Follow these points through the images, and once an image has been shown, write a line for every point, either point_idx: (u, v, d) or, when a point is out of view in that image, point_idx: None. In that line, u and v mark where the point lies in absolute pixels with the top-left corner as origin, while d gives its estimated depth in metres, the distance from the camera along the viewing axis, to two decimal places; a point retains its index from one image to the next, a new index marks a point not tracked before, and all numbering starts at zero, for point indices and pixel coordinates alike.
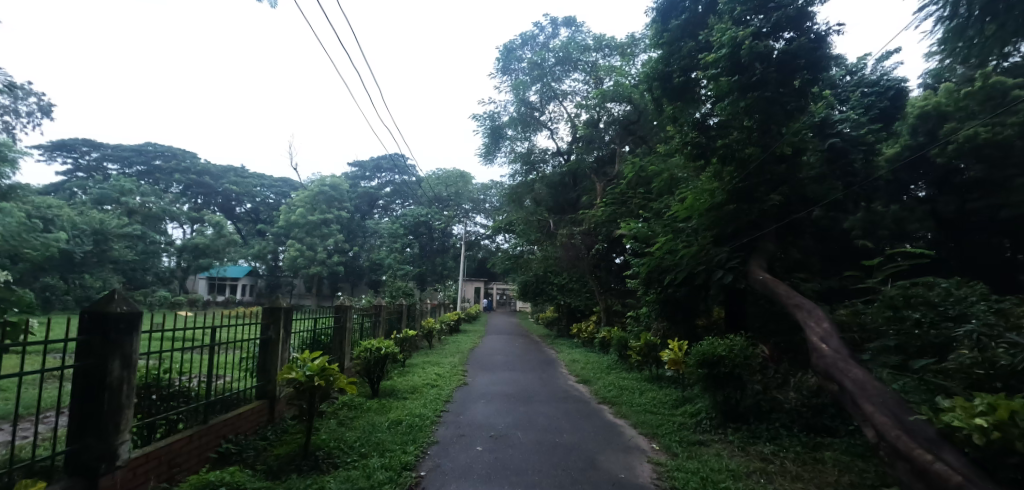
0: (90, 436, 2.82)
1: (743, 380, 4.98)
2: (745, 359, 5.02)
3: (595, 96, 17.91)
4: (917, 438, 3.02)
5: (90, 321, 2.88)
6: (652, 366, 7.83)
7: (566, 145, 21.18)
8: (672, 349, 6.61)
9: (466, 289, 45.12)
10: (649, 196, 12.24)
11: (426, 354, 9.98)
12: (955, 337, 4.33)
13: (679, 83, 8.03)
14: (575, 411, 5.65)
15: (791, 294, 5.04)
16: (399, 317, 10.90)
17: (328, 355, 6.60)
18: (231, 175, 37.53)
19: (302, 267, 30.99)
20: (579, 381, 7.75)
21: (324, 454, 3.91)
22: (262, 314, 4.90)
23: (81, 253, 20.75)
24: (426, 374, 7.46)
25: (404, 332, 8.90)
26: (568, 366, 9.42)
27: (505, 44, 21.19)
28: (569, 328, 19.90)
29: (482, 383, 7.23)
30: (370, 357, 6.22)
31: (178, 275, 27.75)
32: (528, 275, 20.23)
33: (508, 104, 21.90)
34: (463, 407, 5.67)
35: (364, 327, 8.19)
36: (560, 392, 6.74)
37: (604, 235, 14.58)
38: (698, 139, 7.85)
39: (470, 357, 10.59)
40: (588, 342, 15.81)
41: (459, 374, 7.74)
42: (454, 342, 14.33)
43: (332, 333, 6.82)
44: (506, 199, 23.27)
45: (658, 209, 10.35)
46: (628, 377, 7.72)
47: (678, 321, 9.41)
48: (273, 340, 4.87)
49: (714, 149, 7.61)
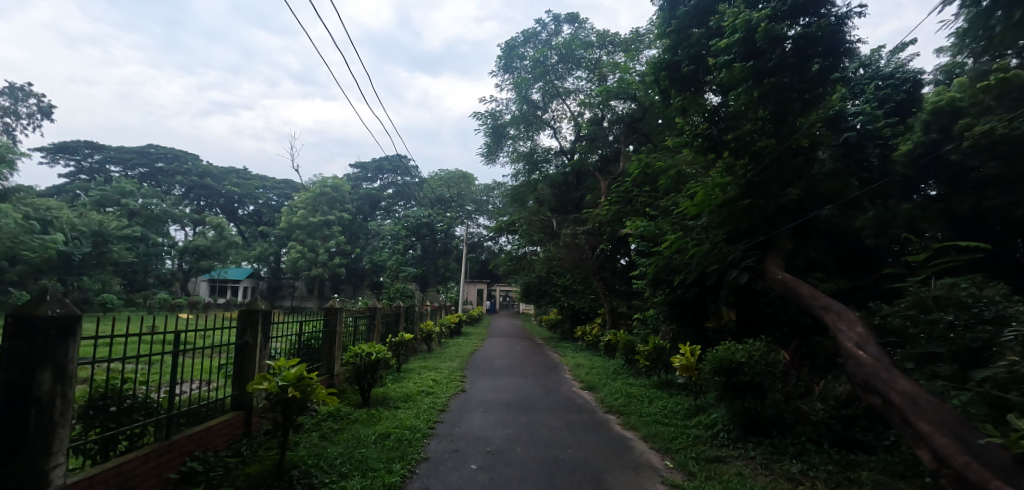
0: (14, 462, 2.45)
1: (764, 390, 4.55)
2: (766, 366, 4.60)
3: (598, 94, 17.49)
4: (989, 465, 2.57)
5: (14, 326, 2.52)
6: (662, 372, 7.41)
7: (569, 144, 20.77)
8: (684, 354, 6.19)
9: (469, 291, 44.75)
10: (655, 194, 11.80)
11: (424, 359, 9.58)
12: (999, 343, 3.90)
13: (688, 72, 7.64)
14: (579, 422, 5.23)
15: (817, 295, 4.59)
16: (397, 320, 10.52)
17: (316, 362, 6.20)
18: (233, 177, 37.38)
19: (303, 269, 30.67)
20: (584, 387, 7.34)
21: (300, 473, 3.50)
22: (239, 318, 4.48)
23: (80, 256, 20.43)
24: (422, 381, 7.06)
25: (400, 335, 8.50)
26: (572, 370, 9.01)
27: (506, 41, 20.80)
28: (573, 331, 19.46)
29: (480, 390, 6.83)
30: (359, 363, 5.79)
31: (179, 276, 27.48)
32: (531, 277, 19.82)
33: (509, 103, 21.53)
34: (457, 417, 5.25)
35: (357, 330, 7.81)
36: (563, 400, 6.34)
37: (609, 235, 14.15)
38: (708, 132, 7.42)
39: (471, 361, 10.18)
40: (593, 345, 15.41)
41: (456, 380, 7.33)
42: (455, 345, 13.95)
43: (322, 337, 6.43)
44: (509, 199, 22.91)
45: (665, 207, 9.90)
46: (636, 383, 7.30)
47: (687, 324, 8.99)
48: (251, 345, 4.46)
49: (725, 142, 7.19)
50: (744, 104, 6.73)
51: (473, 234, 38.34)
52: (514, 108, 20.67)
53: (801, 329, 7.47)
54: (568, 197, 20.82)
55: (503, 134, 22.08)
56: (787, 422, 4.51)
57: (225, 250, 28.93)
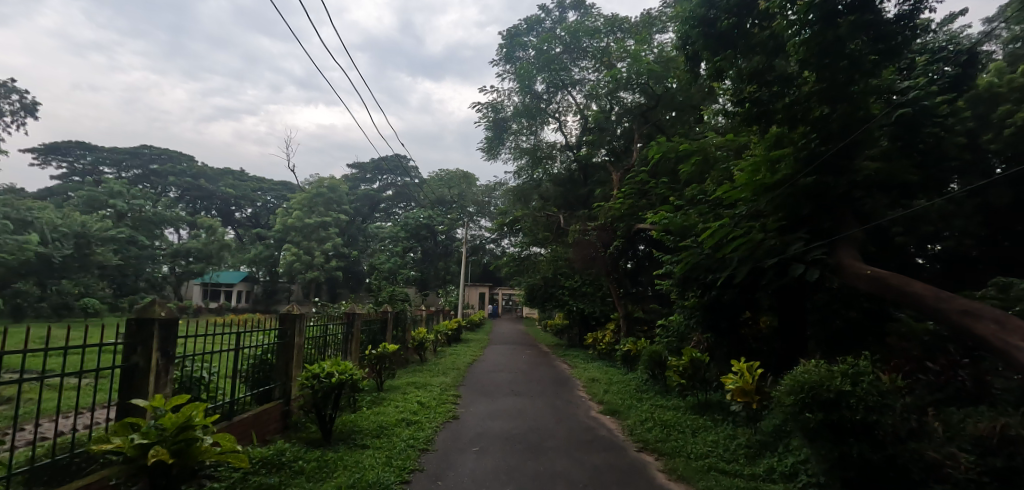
0: None
1: (881, 429, 3.26)
2: (878, 396, 3.33)
3: (606, 82, 16.17)
4: None
5: None
6: (700, 391, 6.13)
7: (576, 138, 19.28)
8: (738, 373, 4.88)
9: (471, 294, 43.49)
10: (675, 185, 10.53)
11: (414, 373, 8.30)
12: None
13: (727, 27, 6.41)
14: (609, 468, 3.90)
15: (952, 298, 3.50)
16: (384, 328, 9.19)
17: (263, 384, 4.90)
18: (229, 178, 35.86)
19: (299, 272, 29.23)
20: (604, 411, 6.01)
21: None
22: (129, 331, 3.12)
23: (60, 258, 19.00)
24: (405, 404, 5.73)
25: (383, 346, 7.23)
26: (587, 387, 7.73)
27: (509, 29, 19.49)
28: (583, 338, 18.06)
29: (476, 416, 5.47)
30: (318, 387, 4.42)
31: (170, 280, 26.20)
32: (535, 279, 18.52)
33: (512, 94, 20.18)
34: (443, 462, 3.92)
35: (329, 339, 6.54)
36: (581, 431, 4.96)
37: (622, 233, 12.72)
38: (757, 94, 6.12)
39: (468, 374, 8.86)
40: (606, 354, 14.11)
41: (448, 403, 5.98)
42: (450, 354, 12.62)
43: (275, 350, 5.12)
44: (512, 197, 21.68)
45: (693, 195, 8.59)
46: (668, 405, 6.00)
47: (722, 332, 7.71)
48: (143, 369, 3.11)
49: (776, 109, 5.97)
50: (803, 60, 5.53)
51: (474, 237, 36.99)
52: (518, 99, 19.33)
53: (867, 340, 6.16)
54: (573, 194, 19.54)
55: (504, 128, 20.82)
56: (909, 472, 3.22)
57: (218, 252, 27.64)
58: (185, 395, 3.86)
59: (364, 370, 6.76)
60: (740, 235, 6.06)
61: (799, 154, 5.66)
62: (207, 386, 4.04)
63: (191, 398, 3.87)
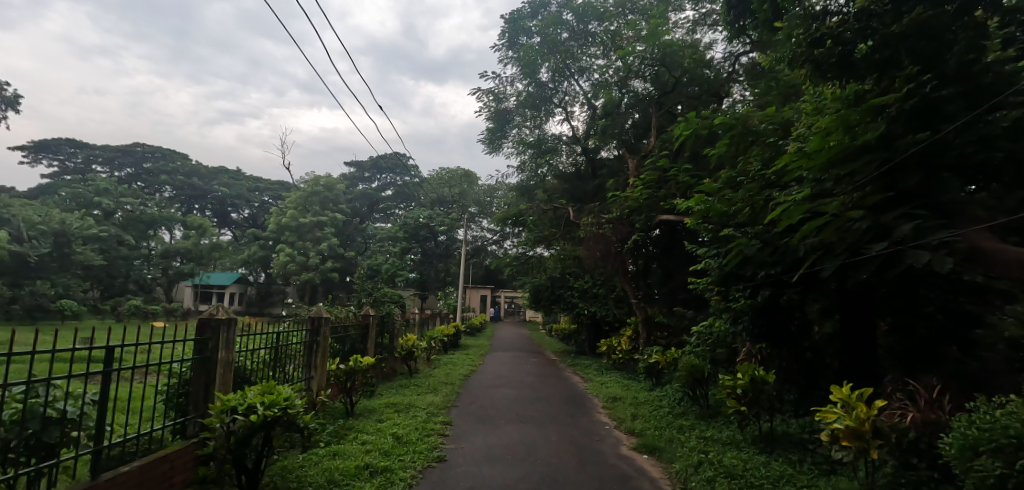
0: None
1: None
2: None
3: (617, 69, 14.63)
4: None
5: None
6: (759, 419, 4.80)
7: (582, 132, 17.73)
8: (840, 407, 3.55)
9: (473, 297, 42.14)
10: (701, 173, 9.20)
11: (397, 391, 6.89)
12: None
13: None
14: None
15: None
16: (365, 335, 7.84)
17: (173, 416, 3.60)
18: (223, 176, 33.75)
19: (292, 274, 27.76)
20: (638, 446, 4.57)
21: None
22: None
23: (36, 258, 17.43)
24: (377, 439, 4.32)
25: (355, 359, 5.84)
26: (609, 408, 6.33)
27: (511, 12, 18.03)
28: (594, 345, 16.63)
29: (470, 459, 4.04)
30: (238, 428, 3.05)
31: (159, 282, 24.73)
32: (540, 279, 17.12)
33: (515, 82, 18.73)
34: None
35: (284, 350, 5.16)
36: (612, 484, 3.56)
37: (639, 226, 11.24)
38: (838, 31, 4.67)
39: (464, 391, 7.47)
40: (621, 362, 12.66)
41: (432, 437, 4.54)
42: (445, 364, 11.26)
43: (195, 370, 3.78)
44: (516, 193, 20.33)
45: (730, 178, 7.19)
46: (718, 439, 4.62)
47: (772, 338, 6.36)
48: None
49: (859, 52, 4.55)
50: None
51: (477, 238, 35.51)
52: (521, 87, 17.90)
53: (953, 352, 4.91)
54: (581, 190, 18.11)
55: (506, 120, 19.47)
56: None
57: (210, 253, 26.22)
58: (37, 438, 2.73)
59: (311, 401, 5.23)
60: (816, 218, 4.62)
61: (903, 105, 4.18)
62: (75, 425, 2.89)
63: (49, 443, 2.76)
